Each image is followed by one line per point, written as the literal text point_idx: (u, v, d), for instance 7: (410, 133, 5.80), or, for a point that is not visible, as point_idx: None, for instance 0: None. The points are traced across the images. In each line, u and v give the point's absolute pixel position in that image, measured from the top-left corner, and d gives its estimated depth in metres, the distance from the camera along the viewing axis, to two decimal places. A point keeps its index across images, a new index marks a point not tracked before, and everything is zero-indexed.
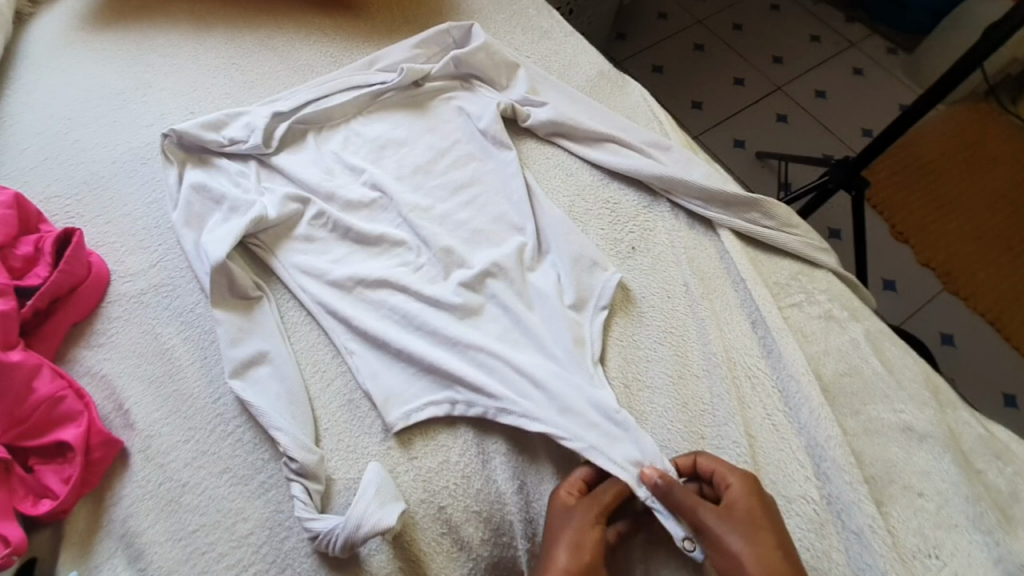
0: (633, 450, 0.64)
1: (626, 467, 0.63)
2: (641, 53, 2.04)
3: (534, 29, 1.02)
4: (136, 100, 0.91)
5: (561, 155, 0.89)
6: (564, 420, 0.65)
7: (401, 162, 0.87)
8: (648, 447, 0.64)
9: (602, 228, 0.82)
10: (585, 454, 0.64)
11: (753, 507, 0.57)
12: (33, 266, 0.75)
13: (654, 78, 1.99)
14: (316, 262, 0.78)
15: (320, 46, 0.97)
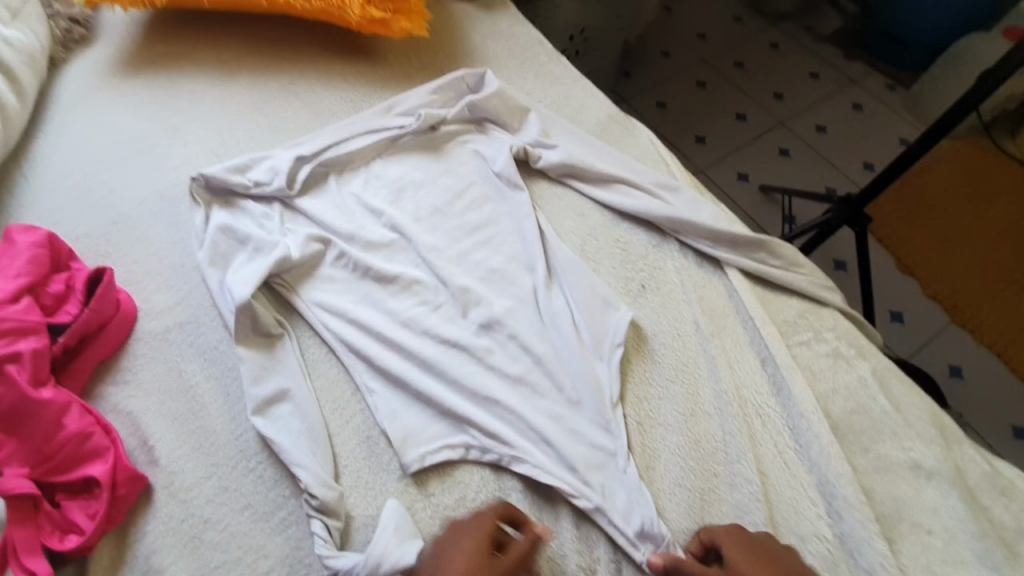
0: (642, 519, 0.66)
1: (637, 544, 0.65)
2: (645, 90, 2.11)
3: (545, 75, 1.06)
4: (165, 144, 0.95)
5: (572, 195, 0.92)
6: (578, 473, 0.68)
7: (418, 203, 0.91)
8: (650, 515, 0.65)
9: (614, 266, 0.85)
10: (596, 513, 0.66)
11: (751, 563, 0.59)
12: (63, 304, 0.77)
13: (658, 114, 2.05)
14: (338, 301, 0.81)
15: (341, 92, 1.01)
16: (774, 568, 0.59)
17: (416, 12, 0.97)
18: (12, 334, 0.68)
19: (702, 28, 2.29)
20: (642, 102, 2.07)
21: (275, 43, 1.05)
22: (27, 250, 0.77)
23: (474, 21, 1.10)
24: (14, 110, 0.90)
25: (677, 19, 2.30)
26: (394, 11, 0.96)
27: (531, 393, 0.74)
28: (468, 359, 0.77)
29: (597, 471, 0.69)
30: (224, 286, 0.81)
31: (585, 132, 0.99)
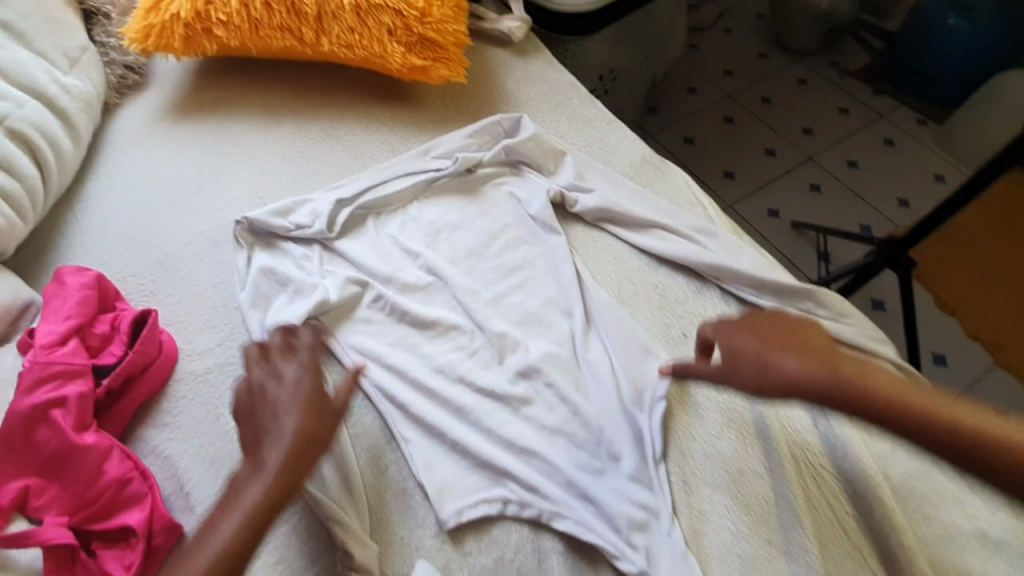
0: None
1: None
2: (672, 125, 2.12)
3: (579, 117, 1.07)
4: (210, 186, 0.98)
5: (611, 236, 0.91)
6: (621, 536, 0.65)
7: (453, 245, 0.91)
8: None
9: (652, 312, 0.83)
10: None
11: (741, 321, 0.65)
12: (108, 344, 0.78)
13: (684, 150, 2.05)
14: (373, 345, 0.81)
15: (381, 136, 1.04)
16: (806, 347, 0.59)
17: (455, 60, 0.99)
18: (60, 377, 0.69)
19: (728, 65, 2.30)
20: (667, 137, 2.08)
21: (317, 88, 1.08)
22: (77, 292, 0.79)
23: (509, 66, 1.12)
24: (69, 153, 0.93)
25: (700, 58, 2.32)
26: (434, 58, 0.98)
27: (569, 446, 0.72)
28: (503, 408, 0.75)
29: (641, 532, 0.66)
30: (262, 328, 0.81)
31: (620, 175, 0.99)
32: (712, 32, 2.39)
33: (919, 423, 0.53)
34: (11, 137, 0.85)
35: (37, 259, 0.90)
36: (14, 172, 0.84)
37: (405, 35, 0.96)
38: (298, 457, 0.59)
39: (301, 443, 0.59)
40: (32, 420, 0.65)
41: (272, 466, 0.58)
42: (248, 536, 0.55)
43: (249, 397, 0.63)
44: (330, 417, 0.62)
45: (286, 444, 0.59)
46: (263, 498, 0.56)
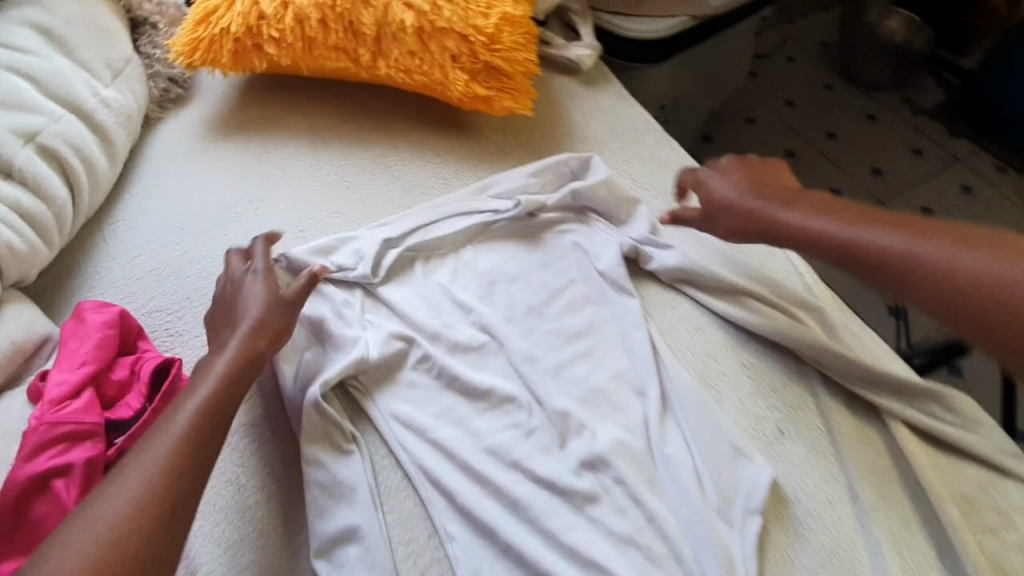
0: None
1: None
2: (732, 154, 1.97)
3: (654, 158, 0.96)
4: (248, 214, 0.90)
5: (698, 298, 0.80)
6: None
7: (510, 300, 0.81)
8: None
9: (742, 399, 0.73)
10: None
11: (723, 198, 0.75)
12: (125, 392, 0.71)
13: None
14: (417, 415, 0.72)
15: (434, 168, 0.94)
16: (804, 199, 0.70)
17: (523, 89, 0.89)
18: (67, 440, 0.62)
19: (791, 94, 2.10)
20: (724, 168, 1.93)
21: (368, 111, 1.00)
22: (96, 332, 0.71)
23: (579, 96, 1.01)
24: (104, 170, 0.86)
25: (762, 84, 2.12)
26: (499, 88, 0.89)
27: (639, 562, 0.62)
28: (564, 506, 0.66)
29: None
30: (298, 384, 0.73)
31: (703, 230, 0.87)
32: (776, 58, 2.18)
33: (913, 270, 0.60)
34: (43, 156, 0.79)
35: (59, 284, 0.83)
36: (42, 194, 0.78)
37: (470, 62, 0.87)
38: (243, 368, 0.65)
39: (244, 358, 0.65)
40: (33, 491, 0.59)
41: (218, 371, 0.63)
42: (185, 454, 0.56)
43: (228, 298, 0.72)
44: (281, 327, 0.70)
45: (233, 353, 0.65)
46: (203, 410, 0.60)
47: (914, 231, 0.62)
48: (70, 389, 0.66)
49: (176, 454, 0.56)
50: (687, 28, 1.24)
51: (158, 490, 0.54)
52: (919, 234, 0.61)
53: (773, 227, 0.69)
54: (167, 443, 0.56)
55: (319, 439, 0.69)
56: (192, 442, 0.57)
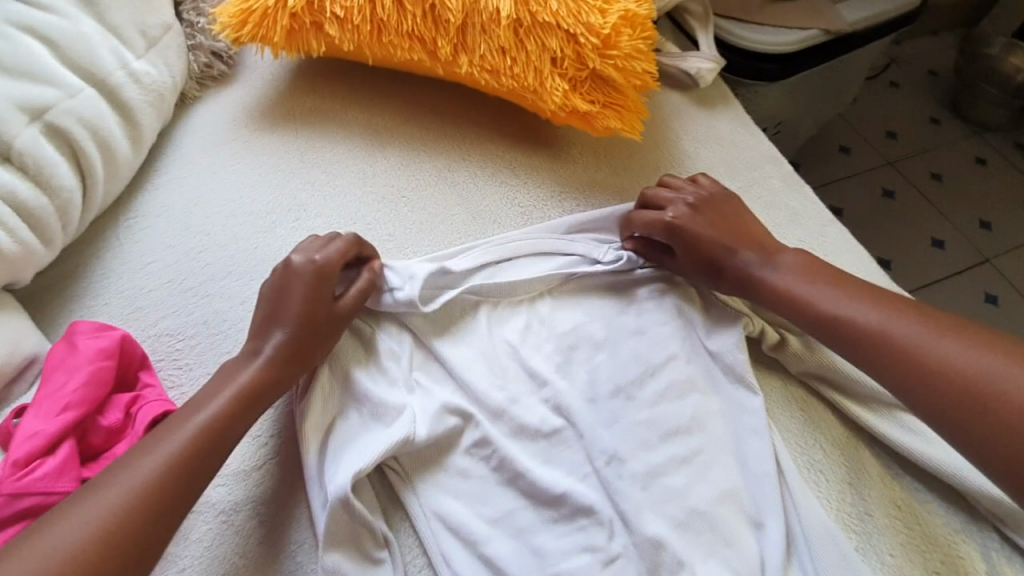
0: None
1: None
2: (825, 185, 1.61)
3: (781, 207, 0.77)
4: (285, 226, 0.76)
5: (847, 401, 0.64)
6: None
7: (594, 374, 0.64)
8: None
9: (893, 554, 0.57)
10: None
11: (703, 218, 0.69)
12: (114, 443, 0.57)
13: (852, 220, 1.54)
14: (469, 518, 0.58)
15: (508, 191, 0.78)
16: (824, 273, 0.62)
17: (632, 106, 0.72)
18: (31, 515, 0.51)
19: (893, 123, 1.69)
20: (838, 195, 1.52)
21: (436, 114, 0.85)
22: (87, 364, 0.57)
23: (689, 120, 0.84)
24: (124, 157, 0.73)
25: (858, 118, 1.69)
26: (605, 102, 0.72)
27: None
28: None
29: None
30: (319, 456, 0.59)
31: None
32: (874, 83, 1.75)
33: (861, 340, 0.57)
34: (51, 137, 0.67)
35: (57, 289, 0.69)
36: (45, 184, 0.65)
37: (574, 67, 0.71)
38: (271, 378, 0.58)
39: (277, 366, 0.58)
40: None
41: (245, 381, 0.57)
42: (177, 475, 0.50)
43: (276, 284, 0.62)
44: (332, 332, 0.61)
45: (267, 359, 0.58)
46: (208, 425, 0.53)
47: (889, 308, 0.57)
48: (42, 443, 0.52)
49: (174, 468, 0.50)
50: (814, 44, 1.04)
51: (143, 504, 0.48)
52: (899, 313, 0.57)
53: (747, 282, 0.64)
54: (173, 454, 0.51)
55: (345, 540, 0.56)
56: (192, 456, 0.51)
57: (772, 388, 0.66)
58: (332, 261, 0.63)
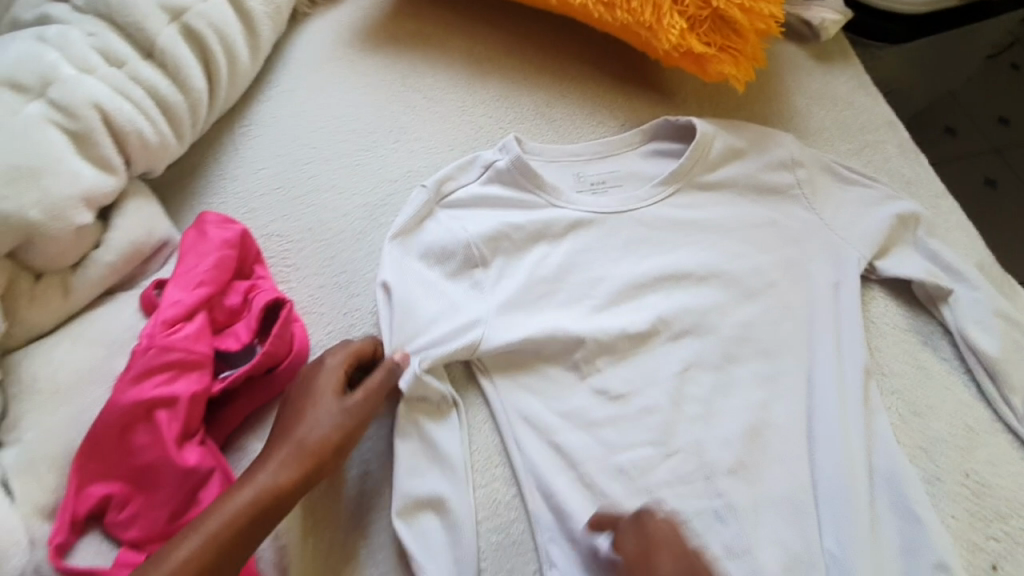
0: None
1: None
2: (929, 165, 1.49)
3: (893, 174, 0.75)
4: (388, 145, 0.79)
5: (921, 362, 0.65)
6: None
7: (668, 314, 0.67)
8: None
9: (956, 514, 0.58)
10: None
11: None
12: (234, 323, 0.63)
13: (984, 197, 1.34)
14: (541, 415, 0.64)
15: (605, 131, 0.79)
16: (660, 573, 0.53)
17: (750, 52, 0.71)
18: (174, 368, 0.55)
19: None
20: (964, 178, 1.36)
21: (538, 49, 0.85)
22: (215, 250, 0.63)
23: (802, 74, 0.81)
24: (245, 64, 0.76)
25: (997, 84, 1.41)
26: (722, 45, 0.71)
27: None
28: None
29: None
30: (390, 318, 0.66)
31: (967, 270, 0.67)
32: None
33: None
34: (187, 38, 0.69)
35: (184, 184, 0.75)
36: (181, 84, 0.68)
37: (694, 6, 0.70)
38: (270, 503, 0.51)
39: (275, 492, 0.52)
40: (129, 417, 0.52)
41: (238, 508, 0.50)
42: None
43: (292, 401, 0.57)
44: (351, 433, 0.57)
45: (264, 483, 0.52)
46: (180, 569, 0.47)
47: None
48: (183, 310, 0.58)
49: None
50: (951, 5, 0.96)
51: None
52: None
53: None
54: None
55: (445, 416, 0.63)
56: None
57: (863, 354, 0.64)
58: (341, 367, 0.59)
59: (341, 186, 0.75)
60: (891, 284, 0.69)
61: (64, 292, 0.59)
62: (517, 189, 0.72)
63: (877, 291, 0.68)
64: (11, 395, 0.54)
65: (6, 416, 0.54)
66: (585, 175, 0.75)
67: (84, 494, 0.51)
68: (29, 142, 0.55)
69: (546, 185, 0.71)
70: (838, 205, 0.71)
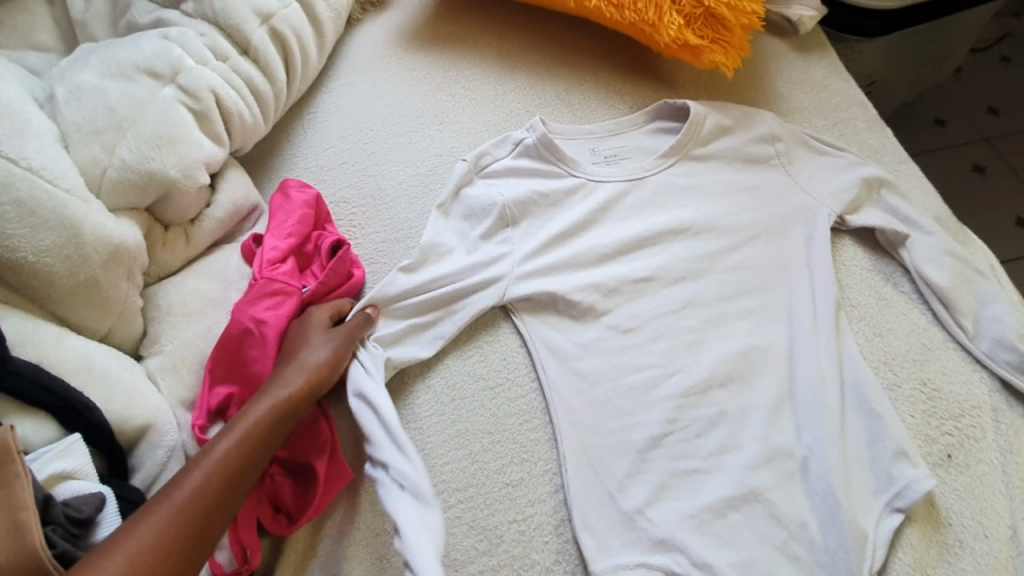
0: None
1: None
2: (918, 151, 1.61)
3: (862, 144, 0.89)
4: (431, 127, 0.93)
5: (883, 294, 0.79)
6: None
7: (673, 259, 0.81)
8: None
9: (913, 414, 0.71)
10: None
11: None
12: (311, 264, 0.76)
13: (970, 179, 1.43)
14: (564, 343, 0.75)
15: (616, 113, 0.93)
16: None
17: (737, 43, 0.86)
18: (276, 297, 0.69)
19: None
20: (950, 162, 1.45)
21: (558, 47, 1.00)
22: (299, 209, 0.77)
23: (782, 64, 0.96)
24: (313, 59, 0.90)
25: (967, 84, 1.55)
26: (714, 38, 0.86)
27: (752, 535, 0.65)
28: (693, 461, 0.69)
29: None
30: (405, 273, 0.75)
31: (921, 219, 0.80)
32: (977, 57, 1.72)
33: None
34: (272, 37, 0.84)
35: (264, 161, 0.91)
36: (269, 75, 0.83)
37: (690, 5, 0.85)
38: (279, 415, 0.61)
39: (283, 407, 0.62)
40: (246, 332, 0.66)
41: (256, 420, 0.60)
42: (199, 504, 0.54)
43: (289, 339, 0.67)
44: (341, 359, 0.67)
45: (273, 400, 0.61)
46: (217, 466, 0.56)
47: None
48: (279, 253, 0.73)
49: (186, 517, 0.52)
50: (920, 5, 1.10)
51: (155, 558, 0.50)
52: None
53: None
54: (204, 471, 0.55)
55: (487, 342, 0.76)
56: (205, 502, 0.54)
57: (834, 289, 0.77)
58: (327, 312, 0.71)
59: (397, 162, 0.90)
60: (858, 234, 0.83)
61: (186, 241, 0.74)
62: (538, 161, 0.85)
63: (847, 239, 0.82)
64: (150, 318, 0.68)
65: (145, 335, 0.68)
66: (600, 149, 0.88)
67: (213, 392, 0.65)
68: (168, 118, 0.70)
69: (568, 158, 0.85)
70: (814, 171, 0.85)
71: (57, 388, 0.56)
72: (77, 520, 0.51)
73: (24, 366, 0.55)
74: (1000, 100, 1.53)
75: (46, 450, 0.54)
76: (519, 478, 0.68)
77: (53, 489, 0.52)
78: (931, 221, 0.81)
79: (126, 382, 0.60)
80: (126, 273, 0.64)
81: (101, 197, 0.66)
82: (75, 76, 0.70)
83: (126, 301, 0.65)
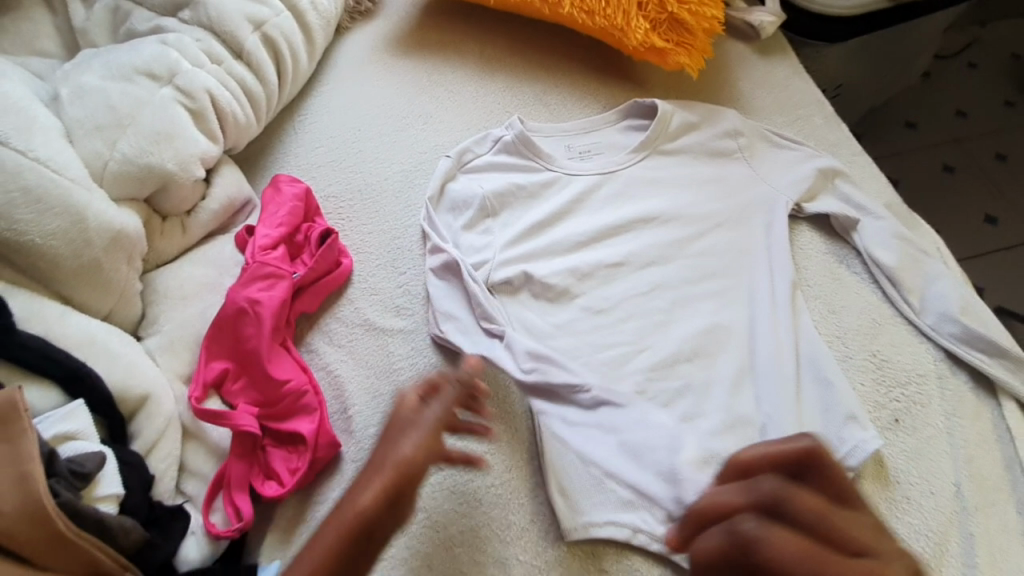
0: None
1: None
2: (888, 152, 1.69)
3: (820, 139, 0.96)
4: (416, 127, 0.98)
5: (838, 275, 0.84)
6: None
7: (643, 245, 0.86)
8: None
9: (864, 382, 0.76)
10: None
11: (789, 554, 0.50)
12: (300, 253, 0.81)
13: (936, 178, 1.50)
14: (539, 323, 0.80)
15: (590, 112, 0.99)
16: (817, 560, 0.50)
17: (700, 46, 0.92)
18: (267, 282, 0.74)
19: None
20: (918, 162, 1.52)
21: (535, 52, 1.06)
22: (289, 201, 0.82)
23: (744, 67, 1.03)
24: (303, 64, 0.96)
25: (934, 88, 1.63)
26: (678, 42, 0.92)
27: None
28: None
29: None
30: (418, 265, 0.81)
31: (872, 205, 0.86)
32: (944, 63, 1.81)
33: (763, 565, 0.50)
34: (263, 43, 0.90)
35: (257, 160, 0.96)
36: (261, 77, 0.88)
37: (655, 11, 0.91)
38: (409, 467, 0.61)
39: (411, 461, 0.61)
40: (239, 312, 0.70)
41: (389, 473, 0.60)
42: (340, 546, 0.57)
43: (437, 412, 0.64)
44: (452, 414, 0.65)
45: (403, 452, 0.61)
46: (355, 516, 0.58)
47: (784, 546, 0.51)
48: (269, 242, 0.78)
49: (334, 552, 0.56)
50: (875, 12, 1.17)
51: None
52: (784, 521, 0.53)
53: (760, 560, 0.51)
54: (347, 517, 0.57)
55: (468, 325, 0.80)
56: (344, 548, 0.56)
57: (791, 270, 0.83)
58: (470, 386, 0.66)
59: (383, 159, 0.95)
60: (815, 221, 0.89)
61: (183, 231, 0.78)
62: (513, 155, 0.90)
63: (804, 226, 0.88)
64: (148, 302, 0.72)
65: (144, 318, 0.72)
66: (575, 145, 0.94)
67: (209, 367, 0.69)
68: (166, 116, 0.75)
69: (544, 154, 0.90)
70: (774, 164, 0.91)
71: (60, 358, 0.60)
72: (80, 475, 0.55)
73: (31, 340, 0.59)
74: (966, 102, 1.61)
75: (50, 414, 0.58)
76: (496, 446, 0.72)
77: (57, 448, 0.57)
78: (882, 208, 0.86)
79: (124, 356, 0.64)
80: (125, 258, 0.69)
81: (104, 187, 0.71)
82: (79, 78, 0.75)
83: (126, 284, 0.69)
